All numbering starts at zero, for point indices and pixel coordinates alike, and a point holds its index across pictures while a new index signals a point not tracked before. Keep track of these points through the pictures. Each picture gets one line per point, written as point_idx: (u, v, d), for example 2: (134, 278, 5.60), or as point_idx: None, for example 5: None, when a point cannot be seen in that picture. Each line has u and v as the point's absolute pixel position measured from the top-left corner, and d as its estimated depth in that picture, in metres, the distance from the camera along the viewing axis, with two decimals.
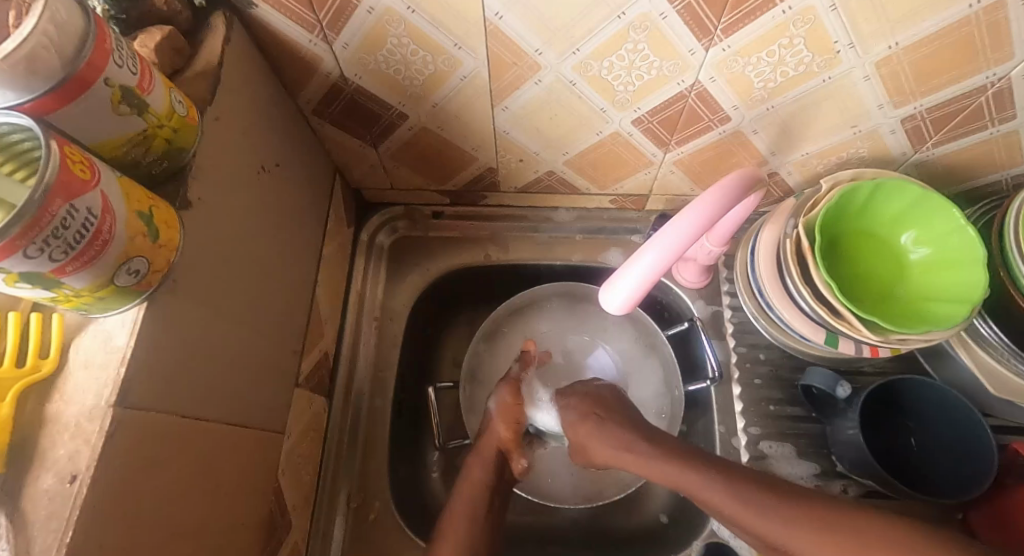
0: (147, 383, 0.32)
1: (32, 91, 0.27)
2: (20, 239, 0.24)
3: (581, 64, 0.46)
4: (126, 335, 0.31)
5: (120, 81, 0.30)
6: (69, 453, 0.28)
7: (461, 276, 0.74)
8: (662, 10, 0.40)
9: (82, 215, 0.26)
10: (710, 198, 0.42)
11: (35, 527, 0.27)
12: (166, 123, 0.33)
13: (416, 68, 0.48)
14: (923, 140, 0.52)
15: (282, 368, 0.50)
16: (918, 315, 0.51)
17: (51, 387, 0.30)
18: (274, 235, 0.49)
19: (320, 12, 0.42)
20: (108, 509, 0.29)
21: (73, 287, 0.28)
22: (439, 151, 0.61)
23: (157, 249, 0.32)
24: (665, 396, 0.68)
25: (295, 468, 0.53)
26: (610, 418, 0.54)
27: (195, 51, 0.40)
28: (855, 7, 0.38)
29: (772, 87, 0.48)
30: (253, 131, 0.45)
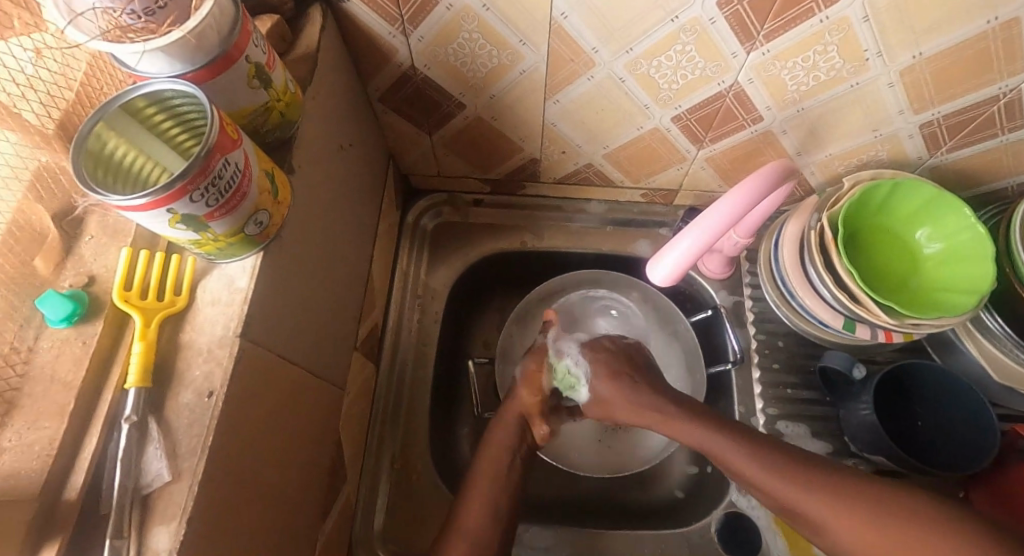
0: (260, 323, 0.36)
1: (194, 63, 0.31)
2: (189, 184, 0.29)
3: (632, 62, 0.51)
4: (247, 278, 0.36)
5: (255, 59, 0.35)
6: (204, 373, 0.33)
7: (497, 262, 0.77)
8: (712, 15, 0.45)
9: (231, 169, 0.31)
10: (738, 197, 0.47)
11: (179, 432, 0.31)
12: (282, 99, 0.38)
13: (481, 61, 0.53)
14: (938, 146, 0.56)
15: (345, 331, 0.55)
16: (929, 304, 0.56)
17: (183, 320, 0.35)
18: (345, 208, 0.53)
19: (404, 8, 0.47)
20: (234, 424, 0.33)
21: (215, 231, 0.33)
22: (488, 140, 0.65)
23: (275, 205, 0.36)
24: (687, 379, 0.71)
25: (351, 425, 0.58)
26: None
27: (296, 39, 0.45)
28: (885, 18, 0.43)
29: (804, 90, 0.52)
30: (336, 111, 0.49)
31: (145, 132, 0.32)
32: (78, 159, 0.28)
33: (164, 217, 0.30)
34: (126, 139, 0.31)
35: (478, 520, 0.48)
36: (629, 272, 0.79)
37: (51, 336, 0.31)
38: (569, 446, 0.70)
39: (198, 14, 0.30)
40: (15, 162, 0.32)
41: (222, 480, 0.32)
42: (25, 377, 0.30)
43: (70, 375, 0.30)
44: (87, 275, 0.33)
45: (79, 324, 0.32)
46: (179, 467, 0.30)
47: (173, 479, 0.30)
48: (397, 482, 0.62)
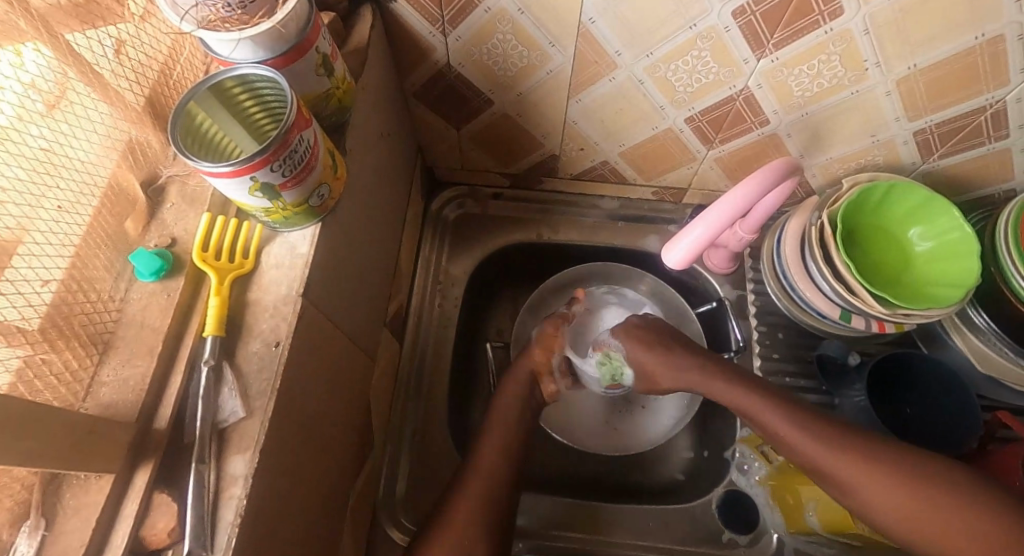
0: (317, 286, 0.40)
1: (275, 51, 0.36)
2: (271, 156, 0.33)
3: (652, 66, 0.55)
4: (308, 245, 0.40)
5: (323, 50, 0.39)
6: (271, 326, 0.37)
7: (515, 252, 0.81)
8: (727, 23, 0.49)
9: (304, 145, 0.36)
10: (742, 190, 0.51)
11: (250, 376, 0.35)
12: (341, 87, 0.42)
13: (512, 61, 0.57)
14: (931, 152, 0.61)
15: (377, 306, 0.59)
16: (919, 298, 0.60)
17: (250, 280, 0.39)
18: (382, 192, 0.57)
19: (445, 9, 0.51)
20: (294, 373, 0.37)
21: (285, 200, 0.37)
22: (512, 135, 0.70)
23: (335, 181, 0.41)
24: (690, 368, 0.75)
25: (378, 396, 0.61)
26: (651, 371, 0.63)
27: (347, 35, 0.49)
28: (884, 32, 0.47)
29: (809, 96, 0.57)
30: (378, 102, 0.54)
31: (225, 111, 0.36)
32: (174, 131, 0.32)
33: (247, 184, 0.34)
34: (209, 115, 0.35)
35: (500, 482, 0.52)
36: (638, 266, 0.83)
37: (140, 288, 0.35)
38: (581, 426, 0.74)
39: (284, 8, 0.34)
40: (113, 134, 0.36)
41: (285, 421, 0.36)
42: (119, 322, 0.34)
43: (158, 321, 0.34)
44: (169, 238, 0.37)
45: (165, 279, 0.36)
46: (251, 406, 0.34)
47: (247, 415, 0.34)
48: (418, 452, 0.66)
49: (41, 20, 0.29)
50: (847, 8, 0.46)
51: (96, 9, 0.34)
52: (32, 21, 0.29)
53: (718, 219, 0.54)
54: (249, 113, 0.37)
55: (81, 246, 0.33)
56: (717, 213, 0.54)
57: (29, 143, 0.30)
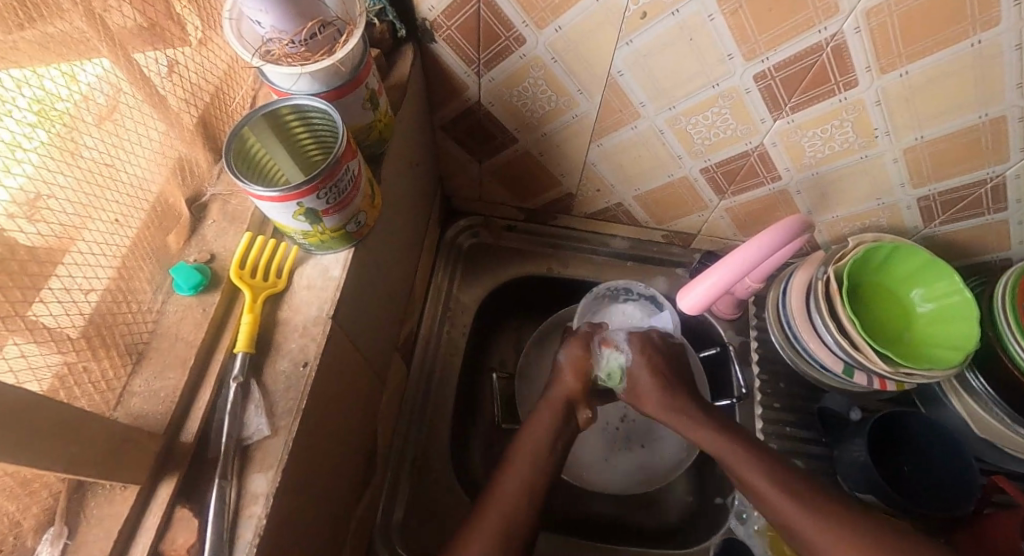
0: (345, 309, 0.41)
1: (329, 85, 0.38)
2: (319, 184, 0.35)
3: (673, 118, 0.58)
4: (340, 268, 0.41)
5: (371, 86, 0.41)
6: (299, 346, 0.38)
7: (525, 284, 0.83)
8: (747, 86, 0.52)
9: (349, 175, 0.37)
10: (740, 257, 0.55)
11: (276, 394, 0.36)
12: (383, 120, 0.44)
13: (540, 104, 0.60)
14: (932, 218, 0.64)
15: (391, 330, 0.59)
16: (920, 357, 0.62)
17: (281, 299, 0.40)
18: (406, 218, 0.59)
19: (482, 52, 0.54)
20: (317, 395, 0.38)
21: (324, 225, 0.38)
22: (531, 172, 0.72)
23: (372, 208, 0.42)
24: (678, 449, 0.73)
25: (384, 420, 0.62)
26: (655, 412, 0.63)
27: (389, 70, 0.52)
28: (895, 105, 0.50)
29: (820, 157, 0.59)
30: (411, 134, 0.56)
31: (285, 137, 0.38)
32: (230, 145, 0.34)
33: (292, 208, 0.35)
34: (266, 139, 0.37)
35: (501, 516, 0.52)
36: None
37: (176, 301, 0.36)
38: (580, 463, 0.74)
39: (344, 47, 0.36)
40: (164, 151, 0.38)
41: (305, 441, 0.36)
42: (154, 333, 0.35)
43: (193, 335, 0.35)
44: (208, 253, 0.39)
45: (201, 293, 0.37)
46: (276, 424, 0.35)
47: (271, 434, 0.34)
48: (418, 478, 0.65)
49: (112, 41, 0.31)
50: (862, 80, 0.49)
51: (161, 32, 0.36)
52: (108, 45, 0.31)
53: (725, 276, 0.57)
54: (306, 148, 0.39)
55: (124, 257, 0.34)
56: (726, 264, 0.56)
57: (91, 155, 0.31)
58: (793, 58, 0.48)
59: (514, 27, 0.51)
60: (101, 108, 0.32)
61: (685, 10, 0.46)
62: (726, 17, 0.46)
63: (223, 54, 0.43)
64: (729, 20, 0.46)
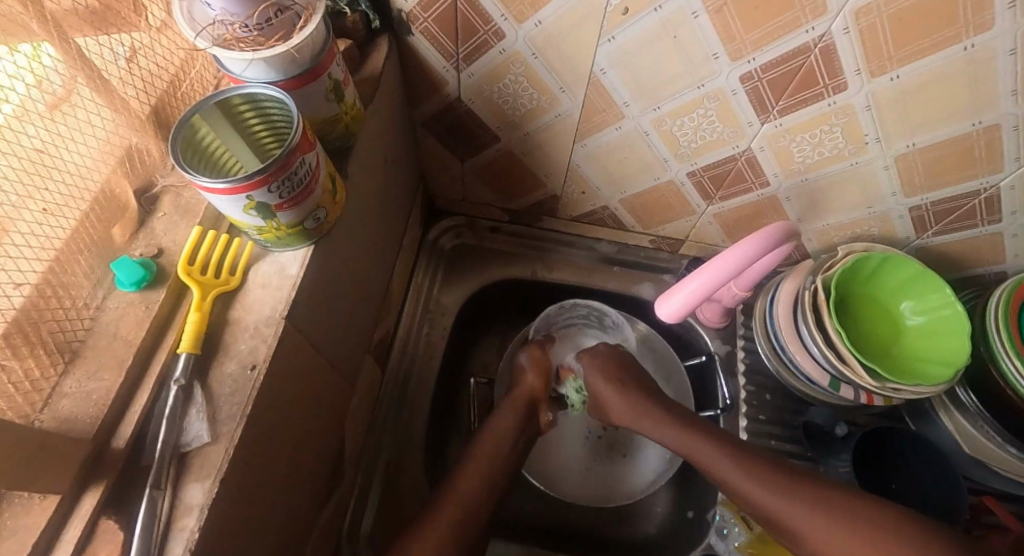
0: (302, 309, 0.39)
1: (287, 74, 0.36)
2: (270, 177, 0.33)
3: (658, 119, 0.56)
4: (298, 267, 0.39)
5: (335, 77, 0.39)
6: (249, 347, 0.36)
7: (508, 286, 0.81)
8: (734, 87, 0.50)
9: (305, 169, 0.35)
10: (717, 265, 0.53)
11: (221, 399, 0.34)
12: (349, 113, 0.43)
13: (522, 101, 0.58)
14: (925, 228, 0.62)
15: (363, 332, 0.57)
16: (909, 371, 0.60)
17: (233, 298, 0.38)
18: (379, 217, 0.57)
19: (461, 47, 0.52)
20: (268, 400, 0.36)
21: (279, 221, 0.36)
22: (515, 173, 0.70)
23: (333, 204, 0.40)
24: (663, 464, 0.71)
25: (355, 425, 0.60)
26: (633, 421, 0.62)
27: (363, 63, 0.50)
28: (885, 110, 0.49)
29: (810, 163, 0.58)
30: (386, 130, 0.54)
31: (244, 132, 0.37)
32: (180, 124, 0.32)
33: (242, 201, 0.33)
34: (223, 129, 0.36)
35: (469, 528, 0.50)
36: (632, 311, 0.83)
37: (118, 297, 0.34)
38: (559, 472, 0.72)
39: (301, 33, 0.34)
40: (111, 139, 0.36)
41: (251, 448, 0.34)
42: (91, 332, 0.33)
43: (132, 333, 0.33)
44: (156, 248, 0.37)
45: (145, 290, 0.35)
46: (218, 431, 0.33)
47: (212, 441, 0.32)
48: (389, 485, 0.63)
49: (55, 23, 0.29)
50: (851, 83, 0.47)
51: (113, 15, 0.34)
52: (48, 26, 0.29)
53: (704, 283, 0.55)
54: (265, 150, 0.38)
55: (60, 250, 0.32)
56: (707, 268, 0.54)
57: (23, 142, 0.29)
58: (781, 59, 0.46)
59: (492, 21, 0.49)
60: (35, 92, 0.29)
61: (668, 7, 0.44)
62: (711, 15, 0.44)
63: (183, 40, 0.41)
64: (713, 17, 0.44)
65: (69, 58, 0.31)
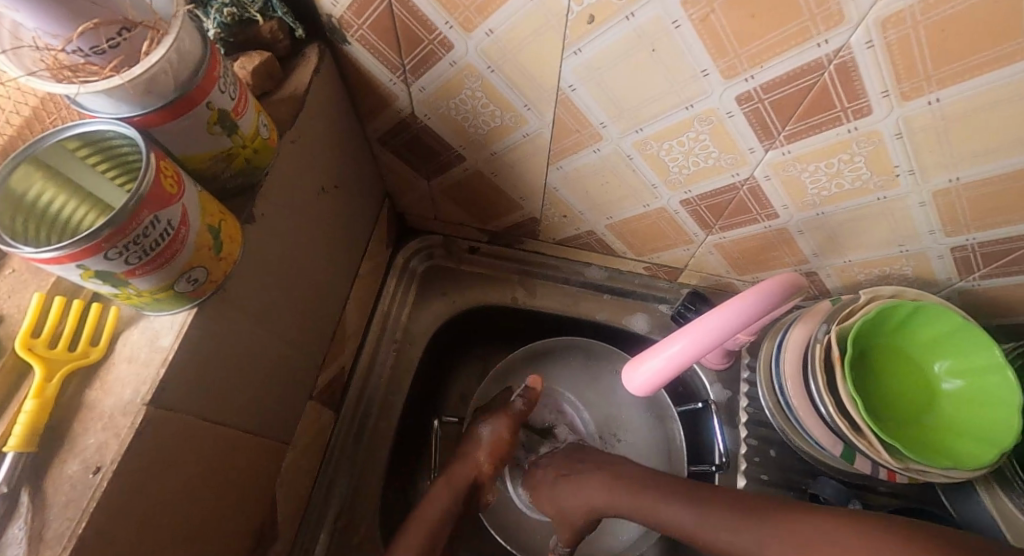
0: (180, 385, 0.33)
1: (144, 107, 0.29)
2: (106, 240, 0.26)
3: (641, 142, 0.48)
4: (172, 337, 0.32)
5: (219, 105, 0.32)
6: (98, 443, 0.29)
7: (486, 313, 0.73)
8: (730, 108, 0.41)
9: (162, 226, 0.28)
10: (714, 320, 0.44)
11: (52, 512, 0.27)
12: (250, 145, 0.36)
13: (484, 119, 0.50)
14: (970, 270, 0.51)
15: (299, 380, 0.51)
16: (938, 446, 0.50)
17: (93, 374, 0.32)
18: (315, 251, 0.50)
19: (405, 58, 0.45)
20: (119, 508, 0.29)
21: (136, 287, 0.29)
22: (489, 193, 0.63)
23: (217, 260, 0.33)
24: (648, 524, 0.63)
25: (293, 479, 0.54)
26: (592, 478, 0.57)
27: (286, 78, 0.43)
28: (921, 140, 0.39)
29: (825, 196, 0.48)
30: (321, 155, 0.48)
31: (104, 190, 0.31)
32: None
33: (73, 271, 0.26)
34: (70, 183, 0.30)
35: None
36: (623, 344, 0.74)
37: None
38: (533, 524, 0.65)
39: (148, 59, 0.27)
40: None
41: None
42: None
43: None
44: None
45: None
46: None
47: None
48: (339, 541, 0.58)
49: None
50: (877, 107, 0.37)
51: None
52: None
53: (691, 349, 0.46)
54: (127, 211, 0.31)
55: None
56: (702, 325, 0.45)
57: None
58: (785, 77, 0.37)
59: (437, 29, 0.41)
60: None
61: (642, 14, 0.35)
62: (696, 24, 0.35)
63: None
64: (698, 27, 0.35)
65: None
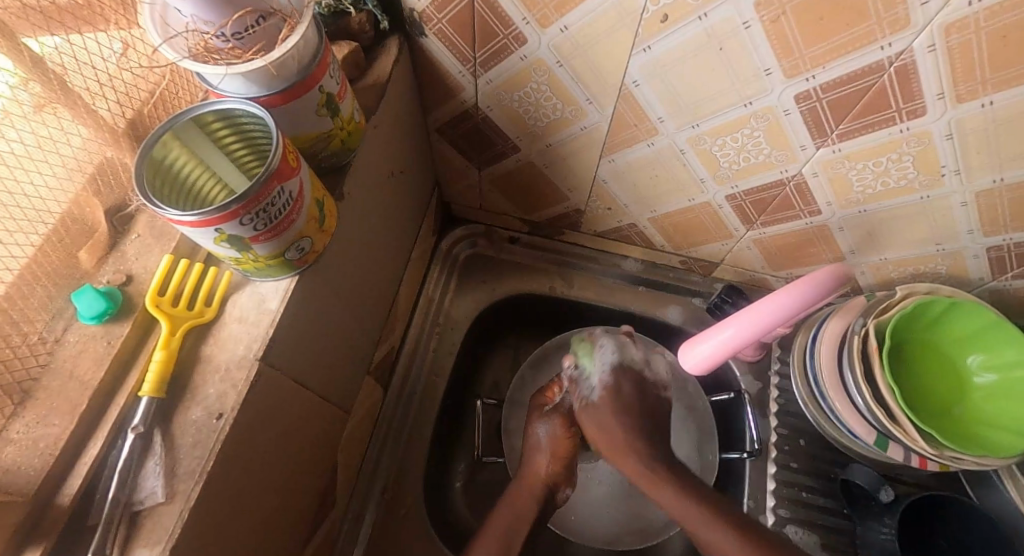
0: (281, 346, 0.36)
1: (271, 88, 0.32)
2: (242, 208, 0.28)
3: (696, 137, 0.50)
4: (279, 301, 0.35)
5: (328, 90, 0.35)
6: (218, 393, 0.32)
7: (525, 301, 0.76)
8: (787, 107, 0.44)
9: (284, 198, 0.31)
10: (767, 307, 0.47)
11: (181, 450, 0.31)
12: (346, 128, 0.39)
13: (545, 111, 0.53)
14: (1004, 270, 0.52)
15: (360, 354, 0.54)
16: (972, 437, 0.52)
17: (207, 332, 0.35)
18: (381, 232, 0.53)
19: (478, 51, 0.47)
20: (233, 452, 0.32)
21: (256, 253, 0.32)
22: (537, 184, 0.65)
23: (320, 233, 0.36)
24: None
25: (350, 448, 0.57)
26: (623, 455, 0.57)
27: (369, 68, 0.46)
28: (970, 141, 0.41)
29: (870, 194, 0.50)
30: (393, 141, 0.51)
31: (226, 164, 0.34)
32: (146, 147, 0.28)
33: (211, 234, 0.29)
34: (202, 160, 0.33)
35: None
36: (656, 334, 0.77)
37: (79, 330, 0.32)
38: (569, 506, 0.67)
39: (283, 46, 0.30)
40: (79, 157, 0.34)
41: (212, 506, 0.31)
42: (47, 366, 0.31)
43: (89, 373, 0.31)
44: (125, 275, 0.34)
45: (108, 323, 0.32)
46: (174, 489, 0.29)
47: (166, 500, 0.29)
48: (387, 511, 0.61)
49: (36, 58, 0.29)
50: (931, 108, 0.39)
51: (99, 8, 0.33)
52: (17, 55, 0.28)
53: (740, 336, 0.49)
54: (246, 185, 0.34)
55: (27, 271, 0.31)
56: (753, 315, 0.48)
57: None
58: (845, 79, 0.39)
59: (514, 25, 0.44)
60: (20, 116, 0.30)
61: (715, 15, 0.38)
62: (766, 25, 0.37)
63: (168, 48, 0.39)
64: (768, 28, 0.37)
65: (52, 91, 0.31)
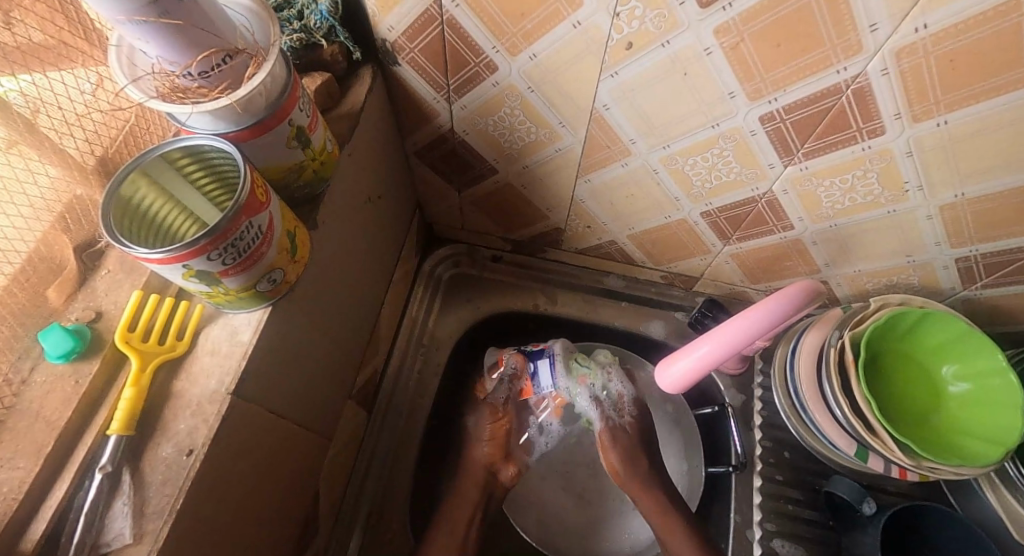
0: (255, 378, 0.36)
1: (240, 123, 0.32)
2: (209, 245, 0.28)
3: (668, 157, 0.51)
4: (251, 332, 0.35)
5: (298, 123, 0.35)
6: (189, 428, 0.32)
7: (510, 319, 0.76)
8: (753, 128, 0.45)
9: (254, 231, 0.31)
10: (747, 320, 0.47)
11: (151, 488, 0.30)
12: (318, 158, 0.39)
13: (519, 134, 0.54)
14: (973, 280, 0.53)
15: (342, 379, 0.54)
16: (951, 446, 0.53)
17: (179, 365, 0.35)
18: (359, 257, 0.53)
19: (451, 78, 0.48)
20: (206, 488, 0.32)
21: (226, 286, 0.32)
22: (516, 204, 0.66)
23: (292, 262, 0.36)
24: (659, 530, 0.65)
25: (333, 473, 0.57)
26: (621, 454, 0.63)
27: (342, 97, 0.47)
28: (929, 159, 0.42)
29: (839, 208, 0.51)
30: (369, 168, 0.51)
31: (195, 199, 0.34)
32: (113, 186, 0.29)
33: (179, 271, 0.29)
34: (171, 197, 0.33)
35: None
36: (640, 349, 0.77)
37: (47, 370, 0.32)
38: (557, 524, 0.67)
39: (249, 83, 0.31)
40: (48, 195, 0.34)
41: (184, 544, 0.31)
42: (13, 408, 0.31)
43: (56, 413, 0.30)
44: (95, 311, 0.35)
45: (76, 361, 0.32)
46: (142, 529, 0.29)
47: (134, 542, 0.28)
48: (372, 538, 0.60)
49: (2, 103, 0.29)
50: (889, 128, 0.40)
51: (67, 49, 0.34)
52: None
53: (719, 350, 0.50)
54: (216, 218, 0.34)
55: None
56: (728, 330, 0.49)
57: None
58: (804, 101, 0.40)
59: (484, 53, 0.45)
60: None
61: (677, 42, 0.39)
62: (726, 51, 0.38)
63: None
64: (728, 54, 0.38)
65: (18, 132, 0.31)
